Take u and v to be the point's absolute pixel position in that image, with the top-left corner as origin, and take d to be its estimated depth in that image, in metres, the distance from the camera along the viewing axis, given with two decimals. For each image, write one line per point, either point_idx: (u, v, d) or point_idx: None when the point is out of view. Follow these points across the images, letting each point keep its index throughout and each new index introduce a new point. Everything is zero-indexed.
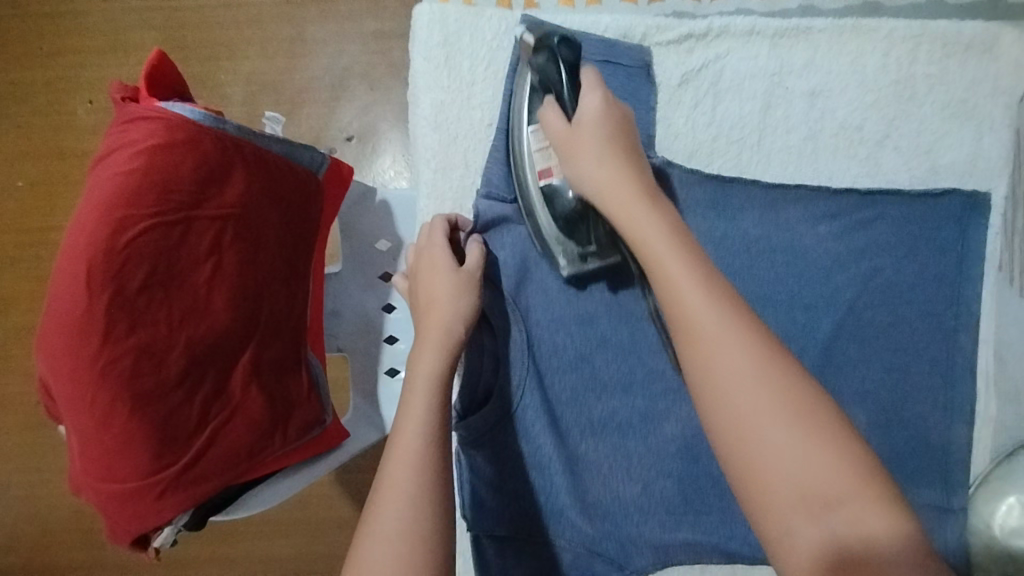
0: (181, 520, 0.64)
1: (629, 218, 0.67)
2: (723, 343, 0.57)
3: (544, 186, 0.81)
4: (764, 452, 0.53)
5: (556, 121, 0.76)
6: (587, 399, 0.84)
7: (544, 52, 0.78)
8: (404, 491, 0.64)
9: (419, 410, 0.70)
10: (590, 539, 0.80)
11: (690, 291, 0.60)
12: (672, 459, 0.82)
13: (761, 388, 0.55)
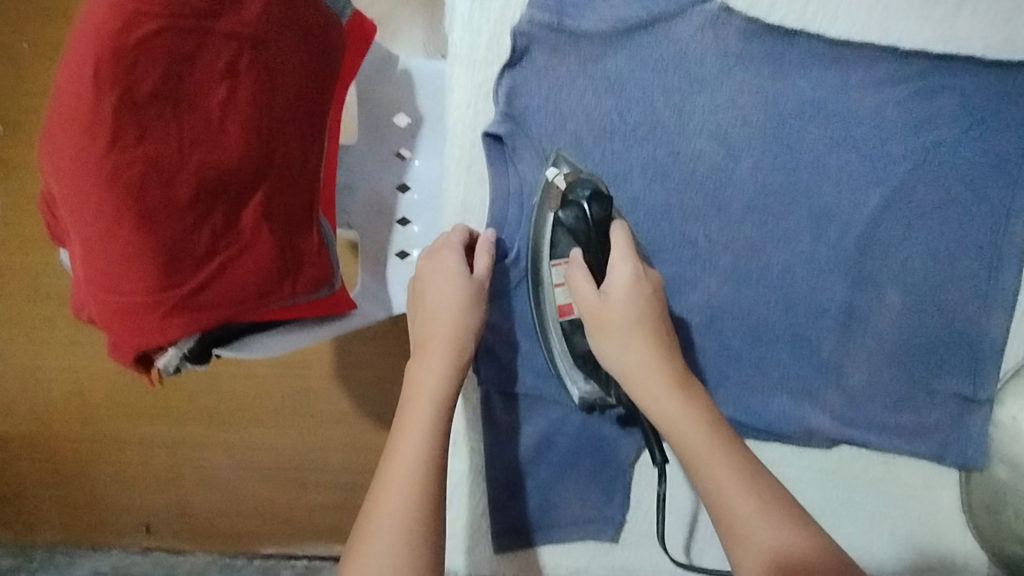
0: (186, 345, 0.62)
1: (616, 325, 0.71)
2: (667, 399, 0.67)
3: (564, 322, 0.78)
4: (729, 497, 0.62)
5: (586, 289, 0.72)
6: None
7: (572, 207, 0.75)
8: (394, 521, 0.62)
9: (415, 424, 0.68)
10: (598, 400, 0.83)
11: (657, 379, 0.68)
12: (690, 326, 0.81)
13: (701, 429, 0.65)
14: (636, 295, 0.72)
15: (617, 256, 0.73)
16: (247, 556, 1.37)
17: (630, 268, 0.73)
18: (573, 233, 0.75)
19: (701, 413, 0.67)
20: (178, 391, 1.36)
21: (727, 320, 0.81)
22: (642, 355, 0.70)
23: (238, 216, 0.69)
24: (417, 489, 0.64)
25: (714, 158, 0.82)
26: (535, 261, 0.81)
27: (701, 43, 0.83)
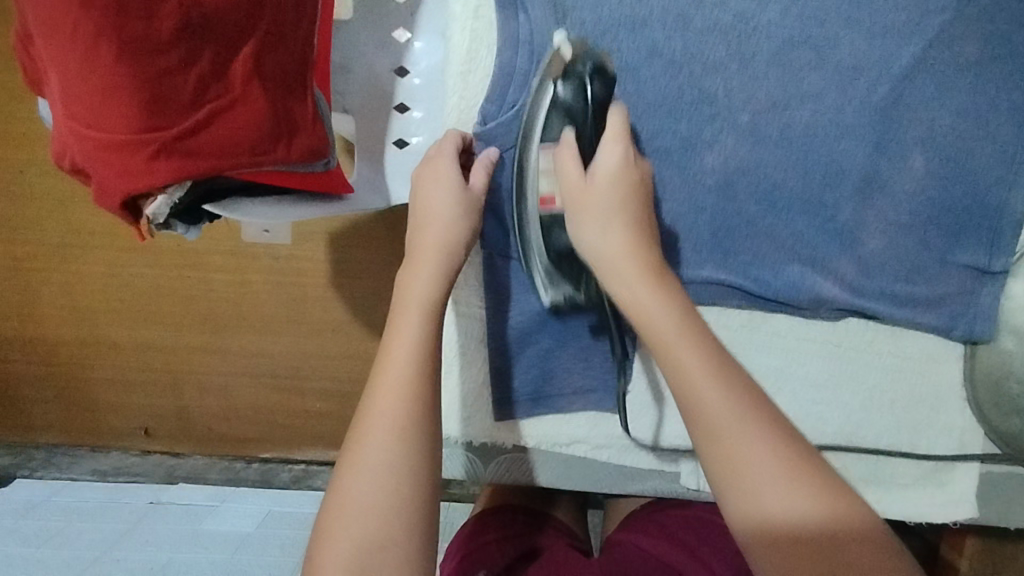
0: (177, 194, 0.60)
1: (597, 203, 0.54)
2: (645, 286, 0.51)
3: (544, 215, 0.61)
4: (740, 453, 0.44)
5: (570, 162, 0.56)
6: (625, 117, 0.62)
7: (572, 81, 0.57)
8: (378, 453, 0.45)
9: (407, 334, 0.50)
10: None
11: (639, 278, 0.51)
12: (706, 193, 0.63)
13: (704, 359, 0.47)
14: (625, 185, 0.54)
15: (608, 139, 0.55)
16: (246, 459, 1.30)
17: (622, 147, 0.55)
18: (571, 115, 0.57)
19: (694, 329, 0.49)
20: (168, 293, 1.24)
21: (779, 186, 0.63)
22: (620, 245, 0.53)
23: (228, 68, 0.64)
24: (414, 420, 0.46)
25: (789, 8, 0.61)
26: (519, 170, 0.63)
27: None
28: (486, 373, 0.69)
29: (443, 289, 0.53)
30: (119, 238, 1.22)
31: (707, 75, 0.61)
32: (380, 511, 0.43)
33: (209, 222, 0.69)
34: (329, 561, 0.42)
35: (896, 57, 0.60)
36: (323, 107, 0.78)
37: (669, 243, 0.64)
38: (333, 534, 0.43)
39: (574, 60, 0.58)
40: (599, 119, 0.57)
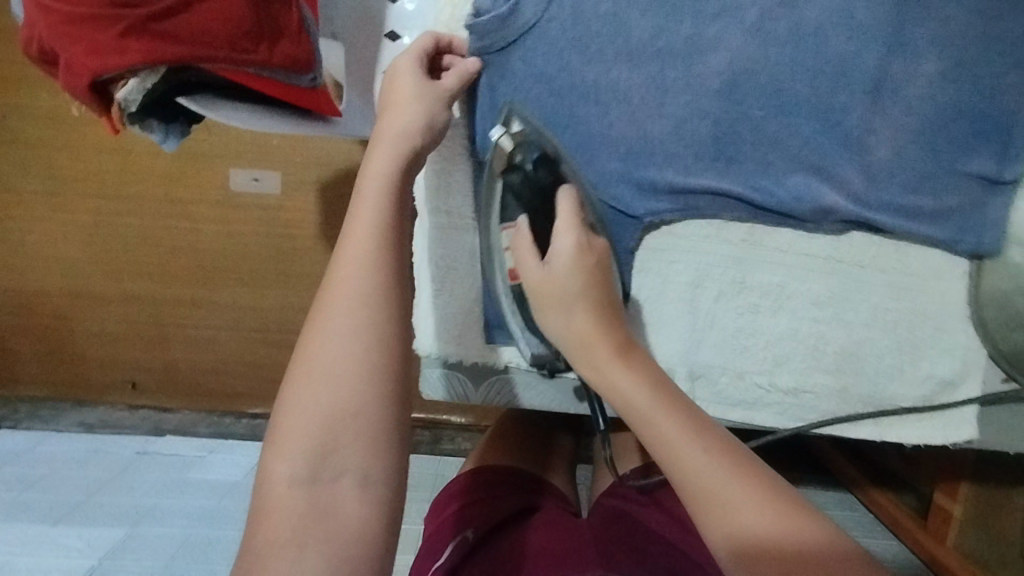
0: (147, 80, 0.57)
1: (561, 297, 0.53)
2: (626, 376, 0.48)
3: (514, 289, 0.61)
4: (714, 493, 0.41)
5: (527, 254, 0.56)
6: (627, 14, 0.59)
7: (518, 173, 0.57)
8: (338, 322, 0.43)
9: (367, 213, 0.47)
10: (603, 178, 0.62)
11: (611, 364, 0.49)
12: (709, 95, 0.60)
13: (682, 428, 0.44)
14: (581, 267, 0.53)
15: (560, 226, 0.55)
16: (236, 415, 1.24)
17: (576, 236, 0.54)
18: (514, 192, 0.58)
19: (677, 408, 0.46)
20: (155, 242, 1.20)
21: (787, 89, 0.59)
22: (584, 324, 0.52)
23: None
24: (375, 291, 0.44)
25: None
26: (484, 215, 0.62)
27: None
28: (476, 290, 0.66)
29: (403, 166, 0.51)
30: (106, 184, 1.18)
31: None
32: (342, 384, 0.42)
33: (186, 125, 0.68)
34: (294, 420, 0.41)
35: None
36: (310, 23, 0.72)
37: (670, 150, 0.61)
38: (294, 392, 0.42)
39: (512, 149, 0.57)
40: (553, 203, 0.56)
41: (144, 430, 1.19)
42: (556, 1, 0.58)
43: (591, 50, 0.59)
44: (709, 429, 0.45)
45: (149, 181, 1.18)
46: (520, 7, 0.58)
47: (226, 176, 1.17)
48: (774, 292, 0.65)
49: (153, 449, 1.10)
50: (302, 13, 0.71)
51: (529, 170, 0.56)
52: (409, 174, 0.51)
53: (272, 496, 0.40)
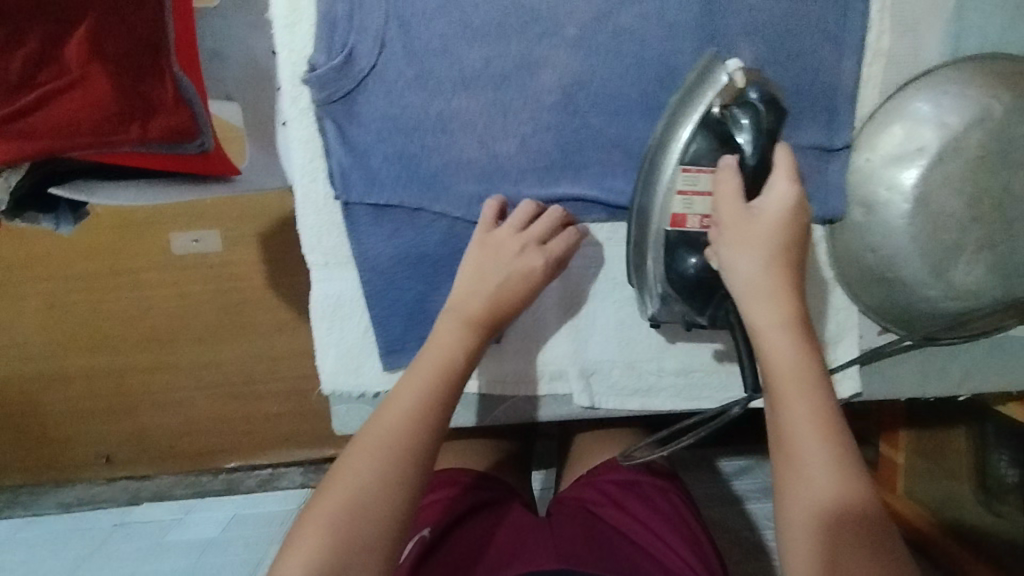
0: (13, 176, 0.63)
1: (758, 238, 0.56)
2: (792, 349, 0.52)
3: (671, 233, 0.62)
4: (802, 502, 0.47)
5: (732, 186, 0.57)
6: (459, 48, 0.62)
7: (747, 110, 0.57)
8: (393, 459, 0.50)
9: (443, 343, 0.58)
10: (466, 201, 0.66)
11: (781, 337, 0.52)
12: (548, 111, 0.64)
13: (814, 423, 0.49)
14: (789, 228, 0.56)
15: (778, 172, 0.57)
16: (212, 472, 1.22)
17: (795, 189, 0.57)
18: (723, 139, 0.59)
19: (824, 414, 0.49)
20: (88, 320, 1.12)
21: (617, 95, 0.63)
22: (760, 273, 0.55)
23: (62, 45, 0.61)
24: (417, 431, 0.52)
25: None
26: (651, 164, 0.62)
27: None
28: (367, 324, 0.69)
29: (486, 305, 0.61)
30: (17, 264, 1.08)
31: None
32: (384, 512, 0.49)
33: (70, 207, 0.72)
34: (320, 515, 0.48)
35: None
36: (189, 93, 0.77)
37: (521, 167, 0.65)
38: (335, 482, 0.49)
39: (741, 89, 0.57)
40: (762, 148, 0.57)
41: (122, 501, 1.20)
42: (389, 44, 0.61)
43: (431, 84, 0.63)
44: (841, 445, 0.48)
45: (80, 256, 1.08)
46: (355, 56, 0.61)
47: (167, 240, 1.08)
48: None
49: (132, 518, 1.11)
50: (177, 79, 0.76)
51: (755, 117, 0.57)
52: (486, 320, 0.61)
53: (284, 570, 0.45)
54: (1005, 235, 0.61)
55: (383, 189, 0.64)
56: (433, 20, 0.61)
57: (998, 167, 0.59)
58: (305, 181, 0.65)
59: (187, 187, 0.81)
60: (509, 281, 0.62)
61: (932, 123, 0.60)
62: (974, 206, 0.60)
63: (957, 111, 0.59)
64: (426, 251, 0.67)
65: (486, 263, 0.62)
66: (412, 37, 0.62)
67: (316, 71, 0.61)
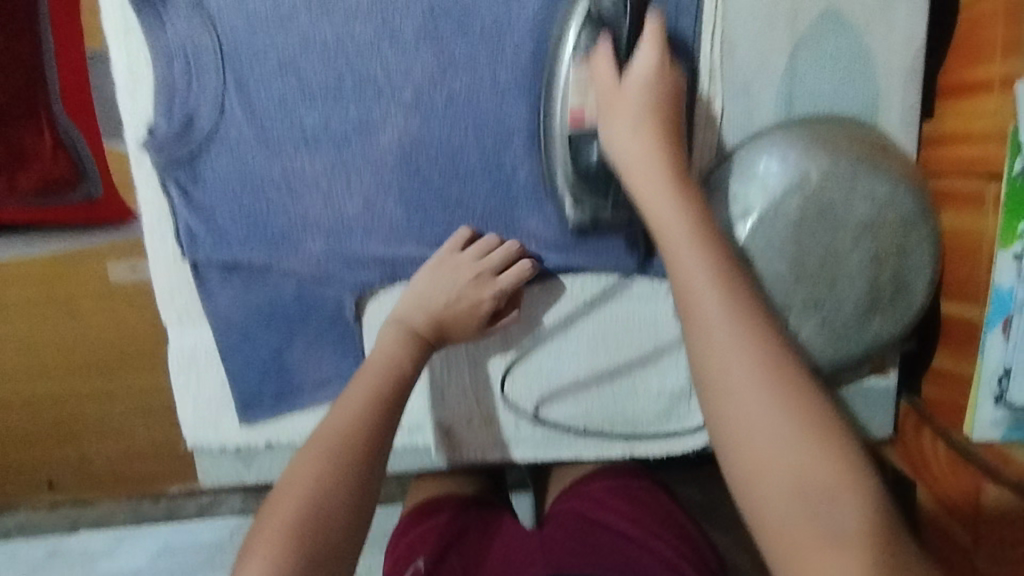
0: None
1: (629, 104, 0.57)
2: (662, 199, 0.52)
3: (573, 131, 0.61)
4: (709, 336, 0.44)
5: (606, 65, 0.58)
6: (297, 110, 0.63)
7: None
8: (335, 487, 0.49)
9: (390, 348, 0.61)
10: (315, 259, 0.66)
11: (656, 190, 0.53)
12: (390, 170, 0.65)
13: (753, 361, 0.43)
14: (656, 88, 0.58)
15: (647, 38, 0.58)
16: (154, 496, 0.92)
17: (658, 55, 0.58)
18: (606, 21, 0.59)
19: (716, 266, 0.47)
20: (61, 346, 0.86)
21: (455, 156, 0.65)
22: (638, 142, 0.56)
23: None
24: (363, 446, 0.52)
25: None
26: (552, 57, 0.62)
27: None
28: (224, 378, 0.70)
29: (431, 317, 0.63)
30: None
31: (360, 58, 0.62)
32: (333, 544, 0.47)
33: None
34: (273, 518, 0.47)
35: (533, 15, 0.62)
36: (74, 138, 0.79)
37: (367, 225, 0.66)
38: (289, 485, 0.49)
39: None
40: (634, 18, 0.59)
41: (60, 529, 0.91)
42: (229, 108, 0.63)
43: (273, 146, 0.64)
44: (735, 285, 0.47)
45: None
46: (196, 119, 0.63)
47: (103, 271, 0.84)
48: (497, 337, 0.71)
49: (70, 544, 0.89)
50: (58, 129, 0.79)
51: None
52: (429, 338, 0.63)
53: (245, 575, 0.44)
54: (830, 292, 0.63)
55: (231, 247, 0.66)
56: (270, 85, 0.63)
57: (819, 228, 0.62)
58: (155, 240, 0.66)
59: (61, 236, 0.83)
60: (455, 301, 0.64)
61: (758, 189, 0.62)
62: (798, 268, 0.62)
63: (781, 175, 0.61)
64: (277, 308, 0.67)
65: (437, 280, 0.64)
66: (251, 102, 0.63)
67: (155, 144, 0.62)
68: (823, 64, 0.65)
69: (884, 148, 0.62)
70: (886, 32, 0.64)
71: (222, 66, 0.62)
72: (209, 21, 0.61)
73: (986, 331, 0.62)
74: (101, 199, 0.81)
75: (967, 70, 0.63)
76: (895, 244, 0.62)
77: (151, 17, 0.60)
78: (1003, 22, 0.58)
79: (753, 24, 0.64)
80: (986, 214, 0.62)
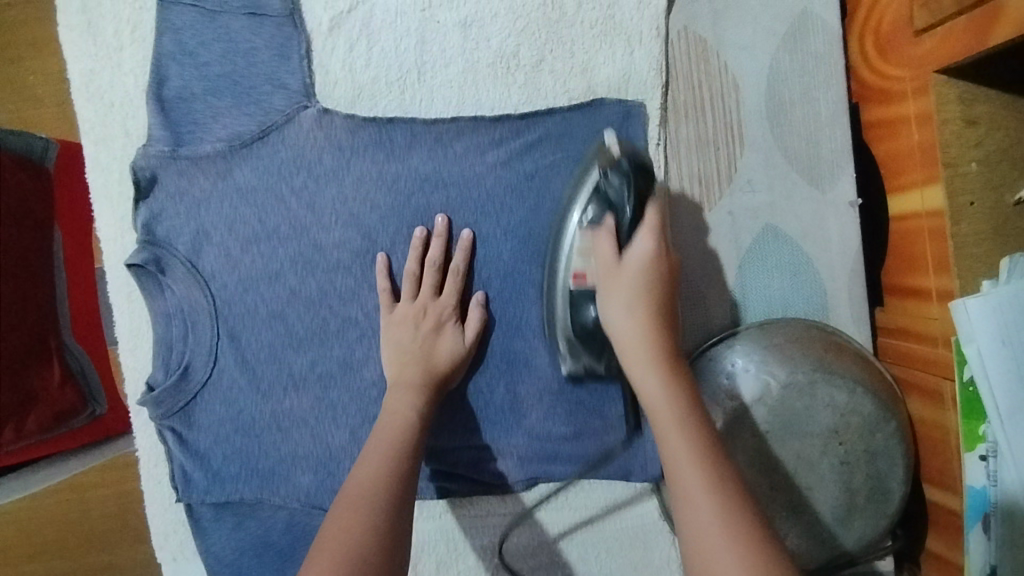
0: None
1: (624, 290, 0.60)
2: (653, 381, 0.56)
3: (575, 289, 0.64)
4: (688, 497, 0.49)
5: (607, 245, 0.61)
6: (286, 354, 0.68)
7: (618, 176, 0.61)
8: (367, 514, 0.52)
9: (400, 402, 0.61)
10: (305, 491, 0.68)
11: (641, 359, 0.57)
12: (373, 402, 0.69)
13: (724, 530, 0.47)
14: (654, 272, 0.60)
15: (643, 231, 0.62)
16: None
17: (654, 246, 0.61)
18: (611, 203, 0.62)
19: (694, 425, 0.53)
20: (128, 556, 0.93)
21: None
22: (634, 326, 0.59)
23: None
24: (387, 488, 0.55)
25: (398, 235, 0.68)
26: (558, 226, 0.66)
27: (320, 146, 0.67)
28: None
29: (421, 372, 0.64)
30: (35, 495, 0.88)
31: (343, 303, 0.68)
32: (369, 558, 0.49)
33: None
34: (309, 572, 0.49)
35: (498, 255, 0.69)
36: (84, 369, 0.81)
37: (353, 454, 0.68)
38: (324, 541, 0.51)
39: (615, 159, 0.63)
40: (636, 207, 0.62)
41: None
42: (221, 357, 0.68)
43: (263, 387, 0.68)
44: (706, 433, 0.52)
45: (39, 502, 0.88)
46: (190, 371, 0.67)
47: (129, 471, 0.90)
48: (486, 550, 0.71)
49: None
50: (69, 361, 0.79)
51: (625, 179, 0.61)
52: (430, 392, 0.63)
53: None
54: (807, 499, 0.64)
55: (223, 486, 0.68)
56: (261, 333, 0.68)
57: (787, 436, 0.64)
58: (150, 483, 0.69)
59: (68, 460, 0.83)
60: (425, 346, 0.65)
61: (722, 399, 0.65)
62: (771, 475, 0.64)
63: (744, 388, 0.65)
64: (269, 542, 0.69)
65: (405, 336, 0.65)
66: (243, 350, 0.68)
67: (152, 396, 0.66)
68: (771, 273, 0.70)
69: (838, 350, 0.66)
70: (821, 242, 0.70)
71: (215, 320, 0.68)
72: (203, 283, 0.67)
73: (967, 530, 0.63)
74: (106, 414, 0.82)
75: (904, 276, 0.67)
76: (861, 446, 0.64)
77: (152, 285, 0.67)
78: (929, 243, 0.63)
79: (701, 244, 0.70)
80: (946, 410, 0.65)
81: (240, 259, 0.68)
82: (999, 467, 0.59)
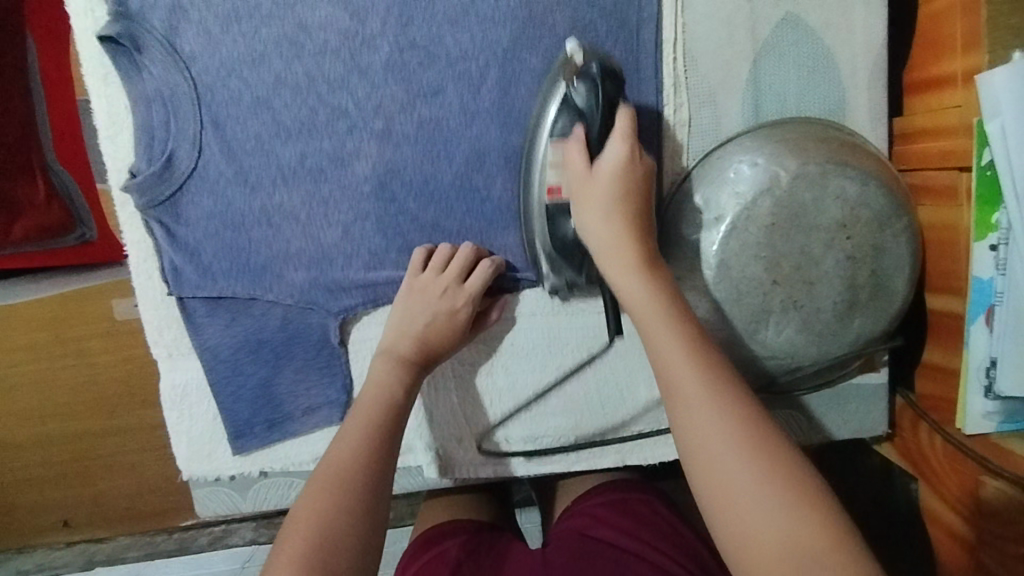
0: None
1: (599, 192, 0.58)
2: (637, 283, 0.55)
3: (550, 205, 0.61)
4: (695, 427, 0.47)
5: (578, 154, 0.59)
6: (273, 145, 0.65)
7: (587, 81, 0.58)
8: (344, 500, 0.52)
9: (402, 313, 0.65)
10: (297, 289, 0.67)
11: (625, 268, 0.56)
12: (365, 198, 0.66)
13: (733, 447, 0.45)
14: (627, 177, 0.58)
15: (615, 137, 0.59)
16: (167, 530, 0.90)
17: (629, 149, 0.59)
18: (581, 115, 0.59)
19: (706, 373, 0.49)
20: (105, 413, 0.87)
21: (429, 180, 0.66)
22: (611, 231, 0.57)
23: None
24: (388, 420, 0.59)
25: (389, 18, 0.64)
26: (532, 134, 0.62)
27: None
28: (215, 409, 0.70)
29: (428, 318, 0.64)
30: (30, 318, 0.84)
31: (332, 91, 0.65)
32: (362, 486, 0.54)
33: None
34: (309, 503, 0.52)
35: (496, 41, 0.65)
36: (69, 186, 0.79)
37: (346, 252, 0.67)
38: (320, 472, 0.55)
39: (582, 65, 0.58)
40: (607, 116, 0.59)
41: (77, 567, 0.90)
42: (206, 146, 0.65)
43: (251, 181, 0.66)
44: (700, 349, 0.51)
45: (39, 324, 0.84)
46: (174, 158, 0.64)
47: (108, 306, 0.84)
48: (484, 352, 0.71)
49: None
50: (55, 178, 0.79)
51: (594, 87, 0.58)
52: (432, 324, 0.64)
53: (286, 543, 0.49)
54: (809, 295, 0.63)
55: (215, 281, 0.67)
56: (246, 123, 0.65)
57: (792, 232, 0.62)
58: (142, 278, 0.68)
59: (65, 276, 0.84)
60: (434, 323, 0.64)
61: (730, 194, 0.62)
62: (774, 270, 0.62)
63: (752, 180, 0.62)
64: (264, 338, 0.68)
65: (416, 306, 0.65)
66: (228, 140, 0.65)
67: (134, 182, 0.64)
68: (785, 67, 0.67)
69: (853, 148, 0.63)
70: (842, 35, 0.66)
71: (199, 107, 0.64)
72: (180, 62, 0.63)
73: (970, 324, 0.61)
74: (97, 240, 0.82)
75: (929, 66, 0.64)
76: (869, 242, 0.62)
77: (128, 65, 0.63)
78: (959, 18, 0.59)
79: (714, 39, 0.67)
80: (960, 206, 0.63)
81: (221, 39, 0.63)
82: (1008, 255, 0.57)
